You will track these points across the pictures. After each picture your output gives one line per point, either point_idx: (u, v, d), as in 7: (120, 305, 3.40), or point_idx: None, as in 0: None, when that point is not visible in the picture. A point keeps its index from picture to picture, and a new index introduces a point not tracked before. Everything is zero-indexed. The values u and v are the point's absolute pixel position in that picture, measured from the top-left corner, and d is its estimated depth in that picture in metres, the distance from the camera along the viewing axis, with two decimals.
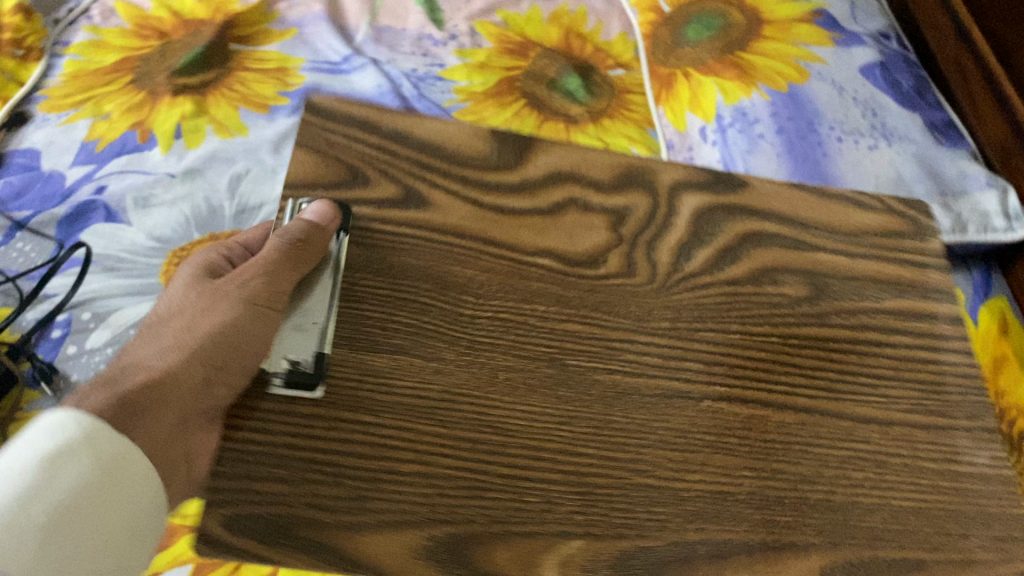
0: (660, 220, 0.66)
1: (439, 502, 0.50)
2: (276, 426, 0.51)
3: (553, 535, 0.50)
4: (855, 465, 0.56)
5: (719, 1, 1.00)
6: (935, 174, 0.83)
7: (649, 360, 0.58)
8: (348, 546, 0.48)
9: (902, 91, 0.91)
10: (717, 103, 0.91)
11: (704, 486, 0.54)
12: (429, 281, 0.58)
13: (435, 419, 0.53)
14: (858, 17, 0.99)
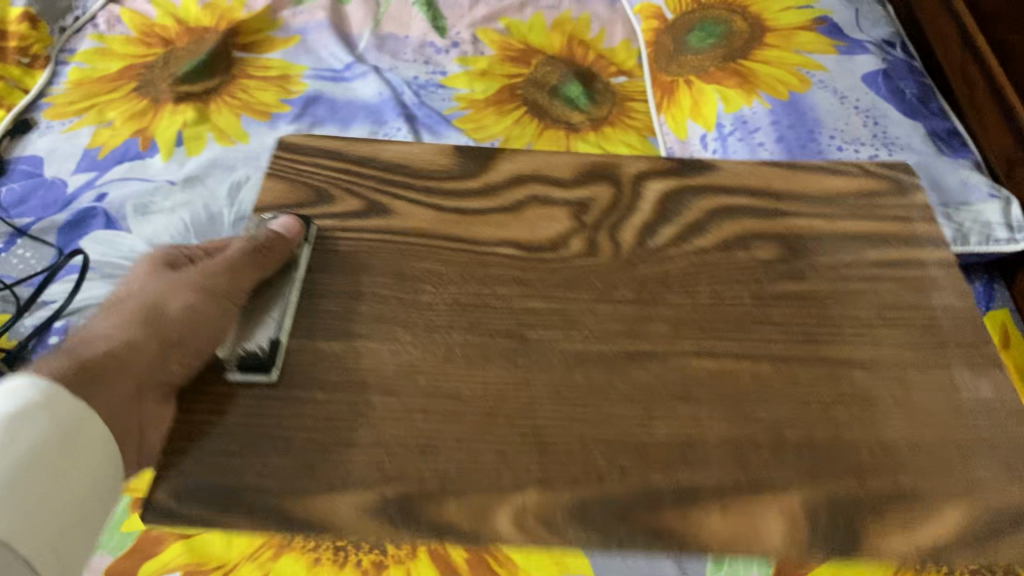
0: (622, 207, 0.68)
1: (389, 463, 0.51)
2: (233, 409, 0.53)
3: (508, 489, 0.50)
4: (839, 405, 0.55)
5: (721, 7, 0.99)
6: (935, 185, 0.82)
7: (611, 328, 0.58)
8: (296, 507, 0.49)
9: (905, 99, 0.90)
10: (718, 111, 0.91)
11: (674, 435, 0.53)
12: (390, 271, 0.61)
13: (388, 390, 0.54)
14: (862, 25, 0.98)
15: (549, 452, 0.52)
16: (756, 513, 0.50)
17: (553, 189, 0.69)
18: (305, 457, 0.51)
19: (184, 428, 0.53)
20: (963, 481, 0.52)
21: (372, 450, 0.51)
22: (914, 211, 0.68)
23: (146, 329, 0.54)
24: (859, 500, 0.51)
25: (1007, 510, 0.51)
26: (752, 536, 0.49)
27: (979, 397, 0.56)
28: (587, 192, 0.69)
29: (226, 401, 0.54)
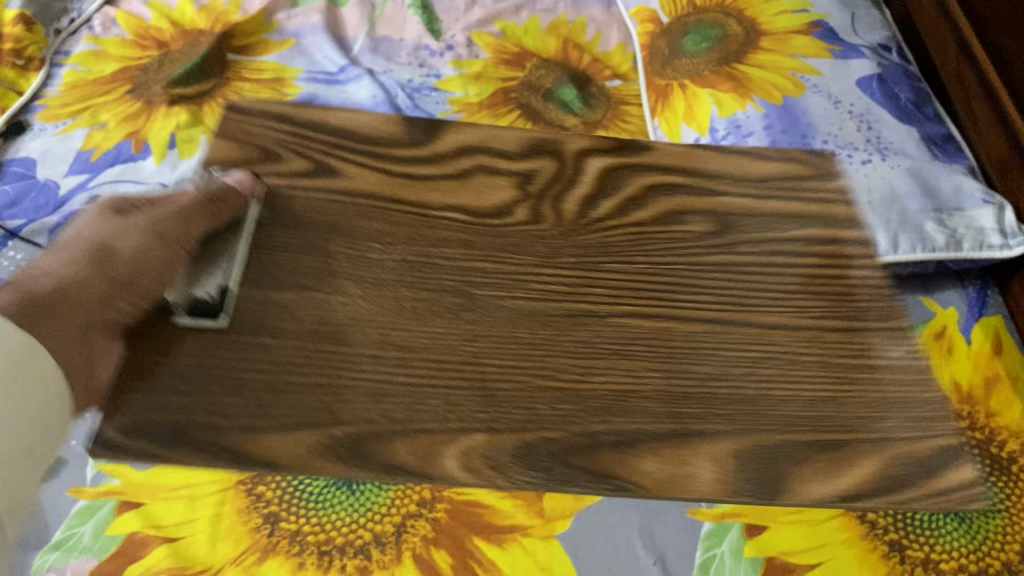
0: (563, 178, 0.64)
1: (339, 405, 0.48)
2: (182, 354, 0.50)
3: (454, 431, 0.48)
4: (766, 363, 0.53)
5: (716, 10, 0.99)
6: (928, 189, 0.82)
7: (555, 288, 0.56)
8: (247, 445, 0.46)
9: (900, 103, 0.90)
10: (712, 115, 0.91)
11: (610, 385, 0.51)
12: (327, 232, 0.58)
13: (335, 340, 0.51)
14: (857, 29, 0.98)
15: (493, 405, 0.49)
16: (686, 460, 0.48)
17: (497, 160, 0.65)
18: (255, 394, 0.49)
19: (132, 362, 0.50)
20: (871, 431, 0.51)
21: (320, 389, 0.49)
22: (835, 195, 0.65)
23: (94, 268, 0.51)
24: (780, 447, 0.49)
25: (927, 456, 0.50)
26: (681, 480, 0.48)
27: (895, 361, 0.55)
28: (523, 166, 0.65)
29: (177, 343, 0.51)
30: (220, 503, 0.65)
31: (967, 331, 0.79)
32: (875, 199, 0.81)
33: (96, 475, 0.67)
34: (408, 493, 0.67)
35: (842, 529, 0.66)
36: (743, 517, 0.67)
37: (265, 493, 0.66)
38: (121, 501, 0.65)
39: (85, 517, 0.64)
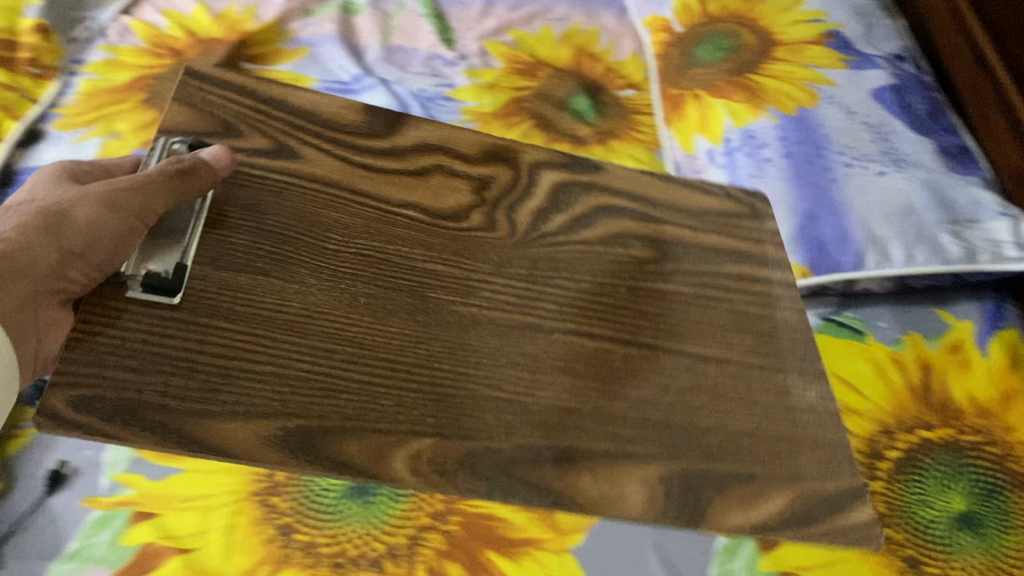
0: (518, 187, 0.65)
1: (292, 398, 0.48)
2: (133, 323, 0.49)
3: (402, 432, 0.49)
4: (694, 394, 0.56)
5: (730, 21, 1.00)
6: (944, 202, 0.81)
7: (502, 299, 0.57)
8: (200, 429, 0.46)
9: (916, 114, 0.89)
10: (726, 125, 0.90)
11: (552, 401, 0.53)
12: (271, 233, 0.55)
13: (292, 329, 0.51)
14: (873, 39, 0.98)
15: (427, 413, 0.50)
16: (620, 481, 0.51)
17: (456, 162, 0.65)
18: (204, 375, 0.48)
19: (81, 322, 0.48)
20: (784, 472, 0.54)
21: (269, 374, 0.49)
22: (765, 236, 0.69)
23: (49, 235, 0.53)
24: (703, 476, 0.52)
25: (837, 490, 0.54)
26: (615, 500, 0.50)
27: (806, 402, 0.58)
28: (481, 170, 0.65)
29: (124, 316, 0.49)
30: (234, 513, 0.65)
31: (983, 346, 0.77)
32: (890, 212, 0.81)
33: (111, 485, 0.67)
34: (423, 504, 0.67)
35: None
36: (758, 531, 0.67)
37: (279, 504, 0.66)
38: (137, 511, 0.66)
39: (100, 528, 0.65)
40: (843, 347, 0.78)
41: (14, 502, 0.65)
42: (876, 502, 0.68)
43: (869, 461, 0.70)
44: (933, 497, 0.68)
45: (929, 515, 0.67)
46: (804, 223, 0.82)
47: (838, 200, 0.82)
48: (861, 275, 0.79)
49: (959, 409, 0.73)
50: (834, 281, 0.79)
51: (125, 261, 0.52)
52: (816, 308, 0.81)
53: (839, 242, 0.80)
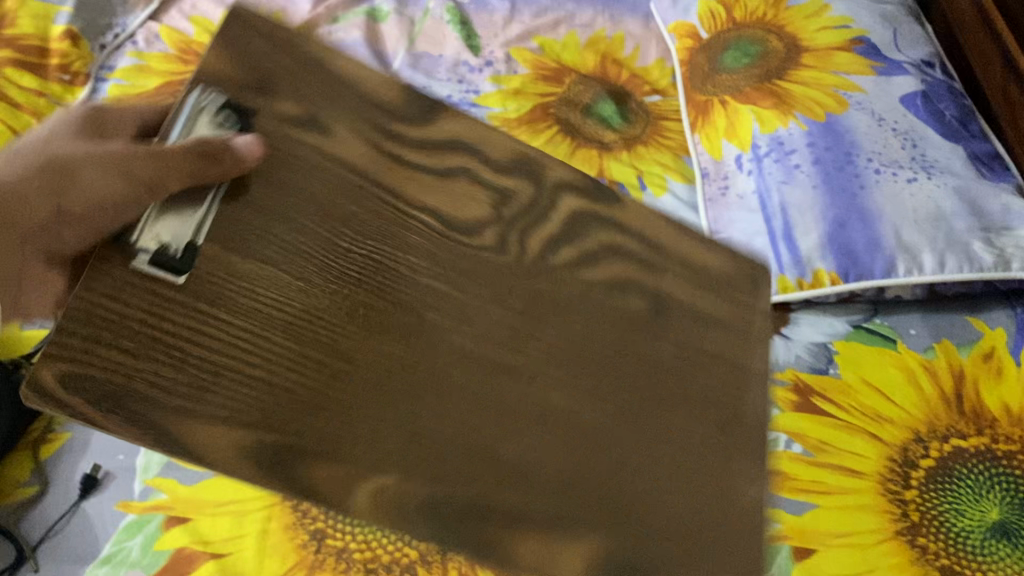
0: (535, 208, 0.54)
1: (275, 411, 0.41)
2: (135, 298, 0.39)
3: (365, 468, 0.42)
4: (650, 469, 0.49)
5: (757, 26, 1.00)
6: (976, 209, 0.81)
7: (531, 347, 0.49)
8: (187, 428, 0.39)
9: (945, 121, 0.89)
10: (754, 131, 0.91)
11: (513, 462, 0.45)
12: (271, 217, 0.44)
13: (286, 330, 0.42)
14: (900, 45, 0.97)
15: (416, 464, 0.43)
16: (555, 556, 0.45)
17: (482, 167, 0.54)
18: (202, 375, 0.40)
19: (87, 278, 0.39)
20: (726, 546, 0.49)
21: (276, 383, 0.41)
22: None
23: (44, 175, 0.47)
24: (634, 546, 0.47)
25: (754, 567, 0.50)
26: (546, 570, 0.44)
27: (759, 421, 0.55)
28: (504, 180, 0.54)
29: (124, 293, 0.39)
30: (266, 519, 0.65)
31: (1015, 354, 0.76)
32: (920, 219, 0.80)
33: (144, 489, 0.68)
34: None
35: (893, 553, 0.65)
36: (792, 540, 0.66)
37: (311, 510, 0.66)
38: (169, 516, 0.66)
39: (133, 532, 0.65)
40: (875, 354, 0.77)
41: (51, 505, 0.67)
42: (909, 510, 0.67)
43: (902, 470, 0.70)
44: (967, 505, 0.67)
45: (964, 524, 0.66)
46: (834, 230, 0.81)
47: (868, 207, 0.81)
48: (890, 282, 0.79)
49: (992, 417, 0.72)
50: (863, 288, 0.80)
51: (139, 217, 0.41)
52: (845, 316, 0.82)
53: (869, 249, 0.80)
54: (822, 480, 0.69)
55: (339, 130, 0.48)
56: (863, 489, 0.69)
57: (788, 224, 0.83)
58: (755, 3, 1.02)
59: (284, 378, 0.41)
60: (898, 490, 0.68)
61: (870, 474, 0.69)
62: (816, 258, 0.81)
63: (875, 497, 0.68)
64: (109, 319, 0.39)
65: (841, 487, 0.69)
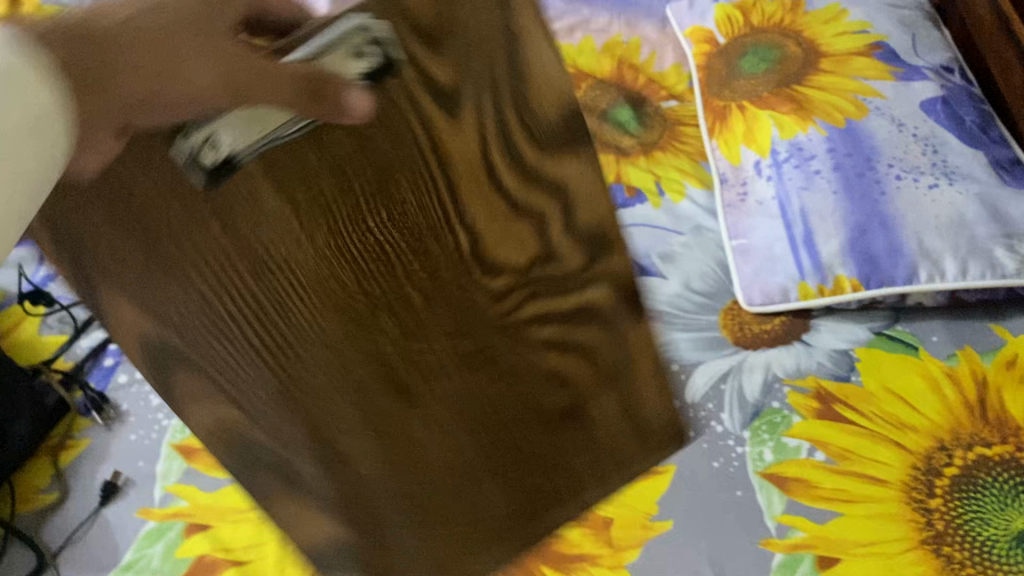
0: (571, 287, 0.58)
1: (194, 315, 0.45)
2: (162, 171, 0.39)
3: (235, 394, 0.50)
4: (402, 469, 0.60)
5: (776, 32, 0.99)
6: (998, 215, 0.80)
7: (403, 363, 0.54)
8: (110, 288, 0.43)
9: (966, 127, 0.88)
10: (773, 137, 0.90)
11: (383, 472, 0.59)
12: (328, 160, 0.43)
13: (257, 270, 0.45)
14: (920, 50, 0.97)
15: (276, 419, 0.52)
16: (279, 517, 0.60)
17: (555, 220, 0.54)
18: (182, 280, 0.43)
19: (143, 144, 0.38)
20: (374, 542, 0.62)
21: (230, 323, 0.46)
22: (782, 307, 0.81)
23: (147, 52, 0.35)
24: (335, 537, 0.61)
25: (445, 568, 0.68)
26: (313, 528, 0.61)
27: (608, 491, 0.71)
28: (564, 175, 0.52)
29: (157, 170, 0.39)
30: None
31: None
32: (942, 225, 0.80)
33: (164, 496, 0.67)
34: None
35: (918, 564, 0.64)
36: (815, 549, 0.65)
37: None
38: (189, 523, 0.65)
39: (154, 539, 0.65)
40: (896, 362, 0.77)
41: (72, 512, 0.67)
42: (934, 519, 0.66)
43: (925, 478, 0.68)
44: (994, 514, 0.65)
45: (989, 534, 0.64)
46: (855, 236, 0.81)
47: (888, 214, 0.81)
48: (912, 288, 0.79)
49: (1016, 425, 0.70)
50: (885, 294, 0.79)
51: (209, 121, 0.38)
52: (866, 322, 0.81)
53: (890, 255, 0.80)
54: (844, 488, 0.68)
55: (465, 118, 0.46)
56: (886, 497, 0.67)
57: (809, 230, 0.83)
58: (771, 9, 1.02)
59: (237, 315, 0.46)
60: (923, 499, 0.67)
61: (894, 483, 0.68)
62: (837, 264, 0.81)
63: (898, 505, 0.67)
64: (125, 216, 0.40)
65: (863, 495, 0.68)
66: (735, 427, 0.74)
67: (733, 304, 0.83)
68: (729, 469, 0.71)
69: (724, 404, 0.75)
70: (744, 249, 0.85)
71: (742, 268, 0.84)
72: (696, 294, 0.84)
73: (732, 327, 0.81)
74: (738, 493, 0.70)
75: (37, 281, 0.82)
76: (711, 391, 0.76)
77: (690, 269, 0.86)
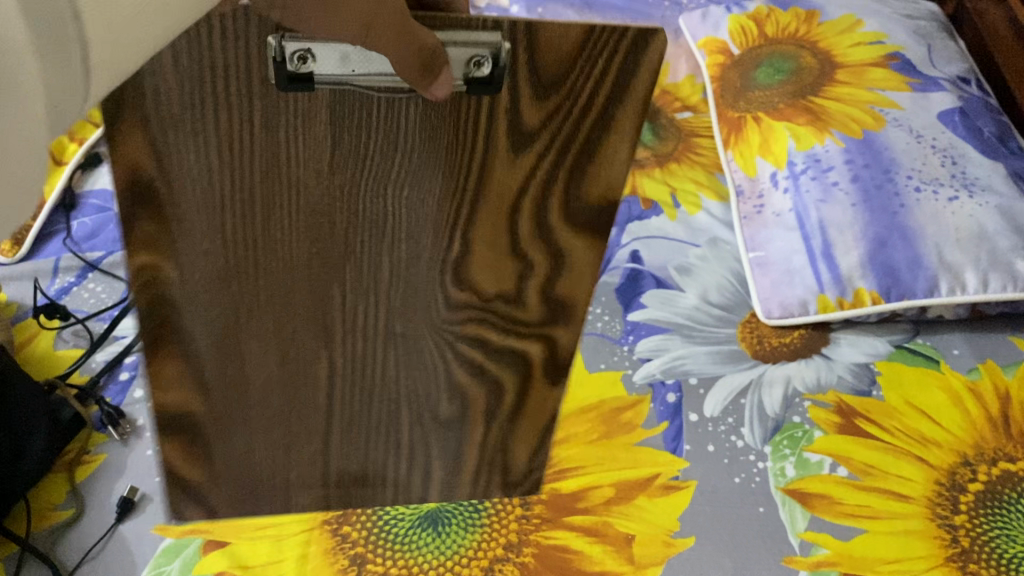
0: (520, 332, 0.55)
1: (198, 185, 0.42)
2: (236, 66, 0.37)
3: (175, 270, 0.46)
4: (299, 396, 0.57)
5: (792, 42, 0.99)
6: (1018, 229, 0.80)
7: (338, 326, 0.52)
8: (119, 130, 0.39)
9: (984, 138, 0.87)
10: (789, 149, 0.90)
11: (261, 392, 0.57)
12: (378, 127, 0.41)
13: (274, 178, 0.42)
14: (936, 61, 0.96)
15: (205, 312, 0.49)
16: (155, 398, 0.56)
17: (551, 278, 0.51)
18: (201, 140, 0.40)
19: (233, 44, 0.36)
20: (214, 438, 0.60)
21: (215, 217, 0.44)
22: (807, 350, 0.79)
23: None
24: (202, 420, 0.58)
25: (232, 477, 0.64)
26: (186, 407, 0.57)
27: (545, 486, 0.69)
28: (568, 244, 0.49)
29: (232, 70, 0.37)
30: (306, 543, 0.65)
31: None
32: (962, 238, 0.79)
33: None
34: (495, 536, 0.66)
35: None
36: (840, 566, 0.64)
37: (350, 533, 0.66)
38: (207, 540, 0.65)
39: (171, 555, 0.64)
40: (916, 376, 0.76)
41: (87, 529, 0.66)
42: (959, 536, 0.65)
43: (950, 495, 0.67)
44: (1019, 532, 0.65)
45: (1015, 552, 0.64)
46: (875, 248, 0.80)
47: (908, 226, 0.80)
48: (932, 301, 0.78)
49: None
50: (906, 307, 0.79)
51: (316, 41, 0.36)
52: (886, 335, 0.80)
53: (910, 267, 0.79)
54: (866, 504, 0.67)
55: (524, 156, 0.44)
56: (909, 513, 0.66)
57: (828, 243, 0.82)
58: (786, 20, 1.01)
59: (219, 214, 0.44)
60: (948, 515, 0.66)
61: (917, 499, 0.67)
62: (856, 277, 0.80)
63: (922, 521, 0.66)
64: (187, 76, 0.37)
65: (886, 511, 0.67)
66: (756, 442, 0.72)
67: (752, 317, 0.82)
68: (751, 484, 0.69)
69: (745, 418, 0.73)
70: (763, 262, 0.85)
71: (760, 281, 0.83)
72: (713, 307, 0.83)
73: (751, 341, 0.80)
74: (761, 510, 0.68)
75: (52, 294, 0.82)
76: (730, 406, 0.74)
77: (708, 281, 0.85)
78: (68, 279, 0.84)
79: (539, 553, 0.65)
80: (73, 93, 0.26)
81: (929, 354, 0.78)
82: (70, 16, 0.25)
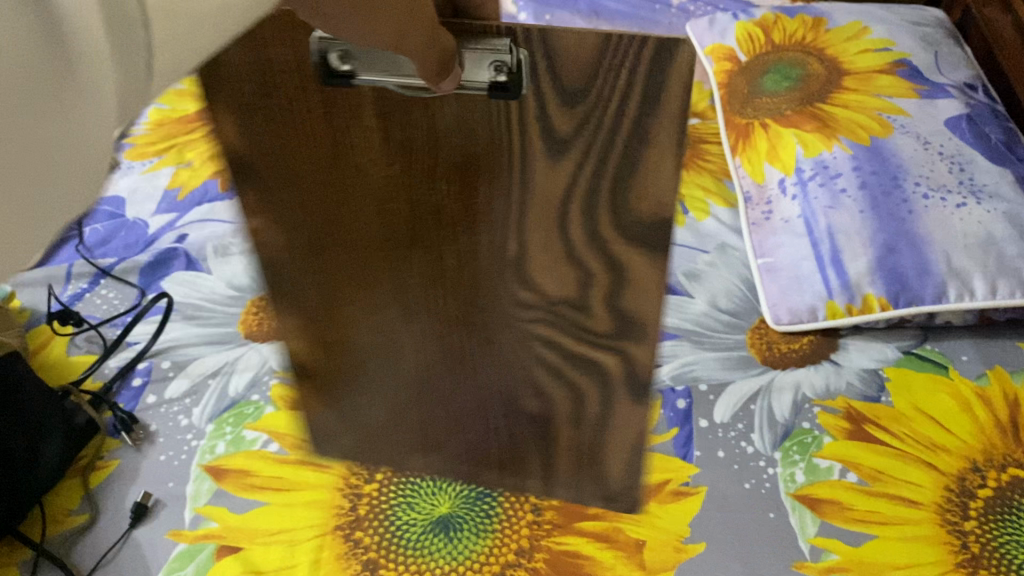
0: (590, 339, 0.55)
1: (280, 165, 0.50)
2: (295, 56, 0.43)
3: (274, 242, 0.54)
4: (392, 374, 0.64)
5: (799, 50, 1.00)
6: None
7: (411, 307, 0.57)
8: (223, 116, 0.48)
9: (991, 144, 0.88)
10: (797, 155, 0.90)
11: (362, 365, 0.63)
12: (432, 119, 0.45)
13: (339, 160, 0.48)
14: (942, 68, 0.97)
15: (297, 283, 0.57)
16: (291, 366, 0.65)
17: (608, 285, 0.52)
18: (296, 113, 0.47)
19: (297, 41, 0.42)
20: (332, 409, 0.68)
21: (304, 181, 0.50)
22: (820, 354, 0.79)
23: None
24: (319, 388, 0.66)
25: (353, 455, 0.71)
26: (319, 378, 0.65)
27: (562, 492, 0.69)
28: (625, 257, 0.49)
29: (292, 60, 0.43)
30: (318, 549, 0.65)
31: None
32: (970, 244, 0.80)
33: (194, 518, 0.67)
34: (506, 541, 0.66)
35: None
36: (851, 572, 0.64)
37: (363, 539, 0.65)
38: (221, 545, 0.65)
39: (185, 561, 0.64)
40: (925, 382, 0.76)
41: (102, 534, 0.66)
42: (970, 542, 0.64)
43: (960, 501, 0.67)
44: None
45: None
46: (883, 255, 0.81)
47: (916, 232, 0.81)
48: (941, 307, 0.78)
49: None
50: (914, 313, 0.79)
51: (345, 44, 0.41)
52: (895, 341, 0.80)
53: (919, 274, 0.79)
54: (876, 509, 0.67)
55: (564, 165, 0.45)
56: (919, 519, 0.66)
57: (836, 249, 0.82)
58: (793, 27, 1.03)
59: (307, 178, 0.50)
60: (958, 521, 0.66)
61: (927, 505, 0.67)
62: (865, 283, 0.80)
63: (932, 527, 0.66)
64: (258, 66, 0.44)
65: (896, 517, 0.66)
66: (766, 448, 0.72)
67: (760, 323, 0.83)
68: (761, 490, 0.69)
69: (755, 424, 0.74)
70: (771, 267, 0.85)
71: (769, 287, 0.83)
72: (722, 313, 0.83)
73: (759, 346, 0.80)
74: (771, 515, 0.68)
75: (65, 300, 0.84)
76: (740, 412, 0.74)
77: (716, 288, 0.86)
78: (81, 285, 0.85)
79: (550, 558, 0.65)
80: (134, 89, 0.24)
81: (936, 362, 0.78)
82: (141, 21, 0.23)
